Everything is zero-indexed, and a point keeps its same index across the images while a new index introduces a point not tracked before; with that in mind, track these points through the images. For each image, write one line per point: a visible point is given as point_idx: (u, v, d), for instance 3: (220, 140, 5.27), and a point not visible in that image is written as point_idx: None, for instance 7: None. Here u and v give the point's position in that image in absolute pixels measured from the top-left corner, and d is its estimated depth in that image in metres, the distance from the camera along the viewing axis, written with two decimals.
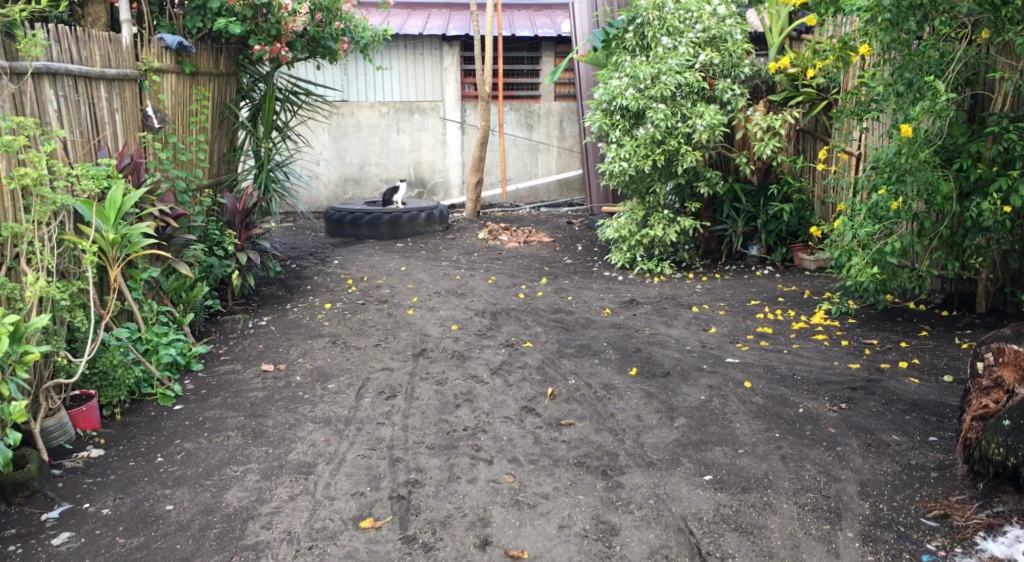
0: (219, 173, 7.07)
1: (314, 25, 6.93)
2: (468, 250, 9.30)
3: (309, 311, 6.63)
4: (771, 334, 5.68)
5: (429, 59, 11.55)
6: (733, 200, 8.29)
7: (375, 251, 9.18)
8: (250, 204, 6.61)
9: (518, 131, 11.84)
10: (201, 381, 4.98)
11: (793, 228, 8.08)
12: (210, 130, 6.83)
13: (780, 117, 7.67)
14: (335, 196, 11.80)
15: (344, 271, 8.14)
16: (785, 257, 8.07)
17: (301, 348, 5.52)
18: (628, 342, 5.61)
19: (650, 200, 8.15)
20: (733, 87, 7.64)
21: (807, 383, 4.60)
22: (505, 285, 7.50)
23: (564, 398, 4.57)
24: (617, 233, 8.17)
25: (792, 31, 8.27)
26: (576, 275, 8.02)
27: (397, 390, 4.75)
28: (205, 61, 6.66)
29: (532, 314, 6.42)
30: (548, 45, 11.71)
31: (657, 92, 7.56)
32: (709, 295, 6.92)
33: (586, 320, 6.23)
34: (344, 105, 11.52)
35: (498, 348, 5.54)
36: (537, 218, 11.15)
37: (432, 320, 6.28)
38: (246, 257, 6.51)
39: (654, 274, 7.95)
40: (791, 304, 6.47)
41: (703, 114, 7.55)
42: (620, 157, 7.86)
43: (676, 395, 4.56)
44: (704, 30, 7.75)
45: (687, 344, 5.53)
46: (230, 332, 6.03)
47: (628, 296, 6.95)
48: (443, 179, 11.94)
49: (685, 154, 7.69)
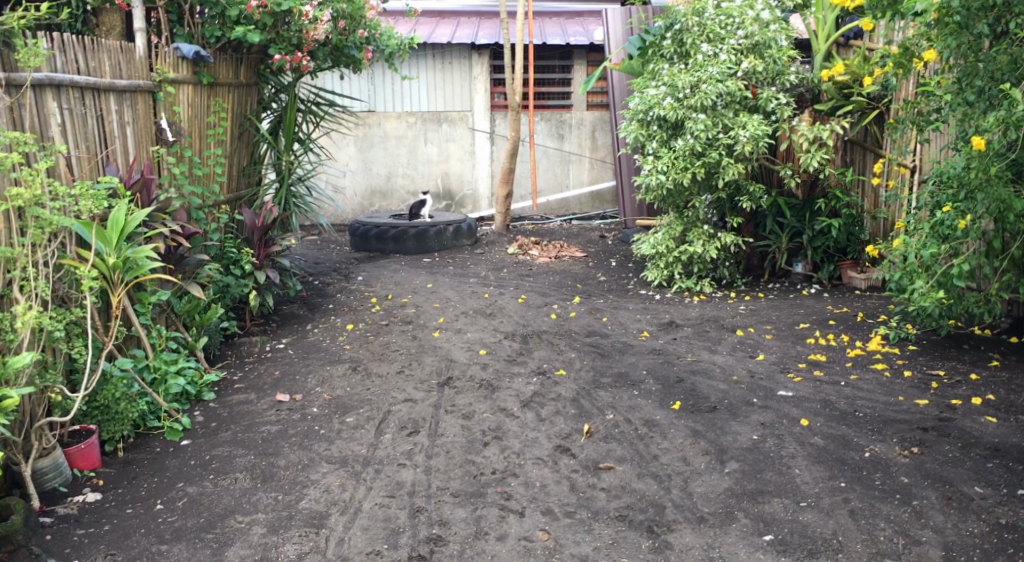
0: (238, 188, 6.77)
1: (337, 33, 6.62)
2: (497, 266, 8.94)
3: (330, 333, 6.30)
4: (825, 363, 5.26)
5: (457, 67, 11.22)
6: (776, 214, 7.85)
7: (401, 266, 8.86)
8: (270, 221, 6.30)
9: (549, 142, 11.48)
10: (212, 412, 4.65)
11: (842, 244, 7.63)
12: (229, 144, 6.53)
13: (828, 127, 7.24)
14: (360, 208, 11.51)
15: (368, 288, 7.82)
16: (833, 274, 7.66)
17: (320, 375, 5.19)
18: (669, 370, 5.21)
19: (689, 214, 7.73)
20: (778, 96, 7.23)
21: (871, 423, 4.17)
22: (536, 304, 7.13)
23: (601, 436, 4.18)
24: (654, 249, 7.80)
25: (840, 36, 7.82)
26: (611, 293, 7.63)
27: (420, 425, 4.38)
28: (224, 71, 6.36)
29: (565, 338, 6.04)
30: (580, 52, 11.35)
31: (697, 102, 7.18)
32: (754, 317, 6.49)
33: (623, 345, 5.84)
34: (370, 116, 11.27)
35: (529, 376, 5.16)
36: (569, 231, 10.77)
37: (459, 343, 5.92)
38: (264, 275, 6.19)
39: (694, 293, 7.55)
40: (843, 329, 6.03)
41: (746, 124, 7.15)
42: (657, 169, 7.47)
43: (725, 433, 4.15)
44: (746, 36, 7.34)
45: (734, 374, 5.11)
46: (247, 356, 5.72)
47: (667, 318, 6.54)
48: (472, 190, 11.58)
49: (727, 166, 7.26)
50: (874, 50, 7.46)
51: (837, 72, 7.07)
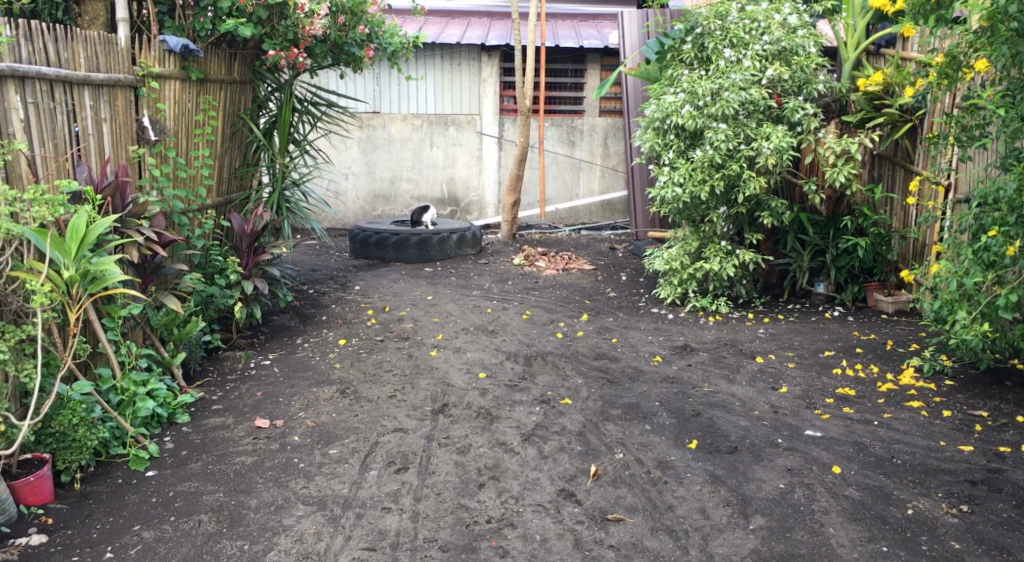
0: (227, 191, 6.37)
1: (336, 28, 6.23)
2: (501, 277, 8.54)
3: (321, 349, 5.91)
4: (854, 399, 4.83)
5: (466, 69, 10.84)
6: (798, 231, 7.45)
7: (402, 276, 8.47)
8: (260, 227, 5.90)
9: (559, 148, 11.06)
10: (183, 439, 4.23)
11: (867, 265, 7.21)
12: (219, 144, 6.14)
13: (856, 140, 6.84)
14: (363, 213, 11.12)
15: (365, 299, 7.42)
16: (856, 295, 7.27)
17: (305, 398, 4.79)
18: (684, 402, 4.78)
19: (705, 229, 7.30)
20: (805, 105, 6.81)
21: (912, 473, 3.75)
22: (541, 322, 6.72)
23: (610, 479, 3.76)
24: (667, 265, 7.34)
25: (870, 44, 7.41)
26: (621, 311, 7.21)
27: (409, 461, 3.97)
28: (215, 67, 5.98)
29: (571, 360, 5.64)
30: (594, 56, 10.95)
31: (718, 110, 6.76)
32: (774, 343, 6.07)
33: (634, 371, 5.42)
34: (375, 117, 10.88)
35: (532, 405, 4.75)
36: (578, 242, 10.37)
37: (459, 364, 5.52)
38: (251, 286, 5.79)
39: (709, 312, 7.13)
40: (872, 358, 5.61)
41: (771, 136, 6.73)
42: (673, 181, 7.04)
43: (748, 481, 3.72)
44: (772, 41, 6.91)
45: (755, 408, 4.68)
46: (229, 373, 5.31)
47: (682, 341, 6.12)
48: (478, 197, 11.18)
49: (747, 180, 6.85)
50: (907, 59, 7.04)
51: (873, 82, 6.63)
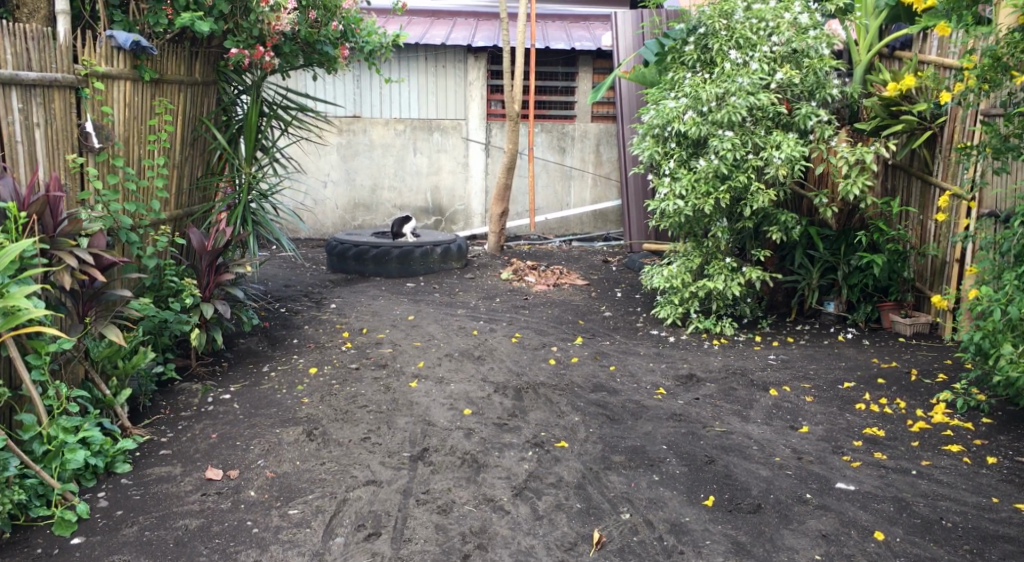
0: (186, 203, 5.76)
1: (306, 25, 5.68)
2: (489, 294, 7.99)
3: (289, 379, 5.33)
4: (884, 441, 4.31)
5: (452, 71, 10.29)
6: (806, 246, 6.96)
7: (382, 292, 7.91)
8: (223, 244, 5.38)
9: (549, 155, 10.54)
10: (121, 495, 3.67)
11: (881, 283, 6.72)
12: (178, 151, 5.57)
13: (871, 149, 6.36)
14: (342, 222, 10.56)
15: (340, 319, 6.85)
16: (870, 315, 6.80)
17: (266, 440, 4.22)
18: (694, 446, 4.24)
19: (708, 243, 6.78)
20: (818, 111, 6.32)
21: (967, 540, 3.25)
22: (532, 346, 6.17)
23: (616, 549, 3.25)
24: (668, 283, 6.79)
25: (883, 47, 6.93)
26: (618, 333, 6.68)
27: (384, 523, 3.43)
28: (173, 67, 5.40)
29: (566, 393, 5.10)
30: (586, 59, 10.43)
31: (724, 117, 6.25)
32: (787, 372, 5.54)
33: (636, 406, 4.89)
34: (356, 122, 10.34)
35: (524, 449, 4.20)
36: (569, 254, 9.84)
37: (441, 399, 4.96)
38: (211, 308, 5.20)
39: (712, 334, 6.59)
40: (897, 391, 5.09)
41: (781, 144, 6.23)
42: (675, 193, 6.52)
43: (777, 551, 3.21)
44: (781, 42, 6.43)
45: (776, 453, 4.15)
46: (182, 410, 4.73)
47: (686, 370, 5.59)
48: (464, 206, 10.63)
49: (756, 192, 6.34)
50: (924, 63, 6.56)
51: (901, 87, 6.11)
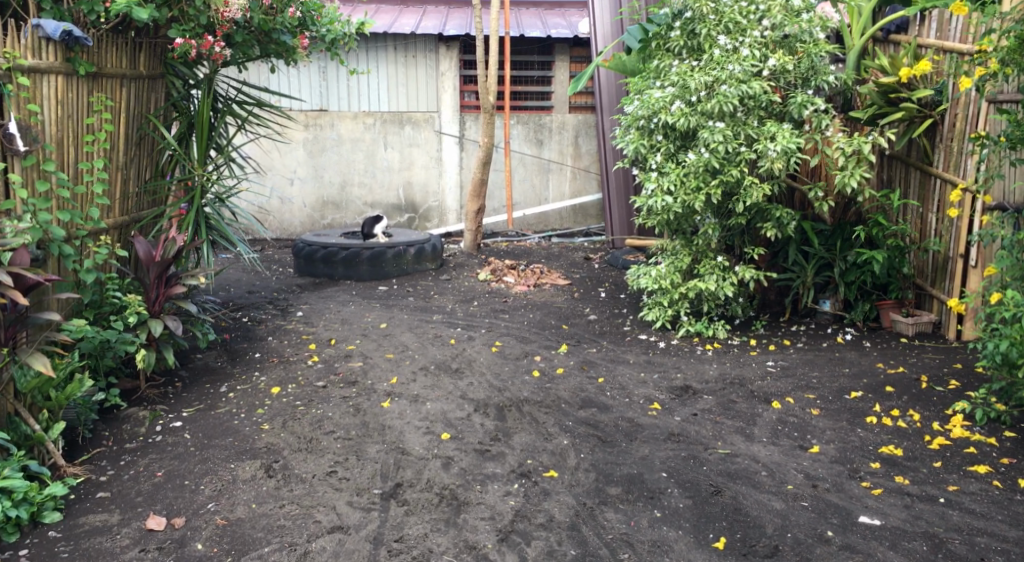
0: (132, 209, 5.27)
1: (259, 11, 5.15)
2: (466, 297, 7.54)
3: (249, 401, 4.85)
4: (903, 463, 3.93)
5: (422, 61, 9.81)
6: (800, 241, 6.58)
7: (352, 297, 7.44)
8: (172, 253, 4.91)
9: (526, 148, 10.09)
10: (50, 552, 3.21)
11: (881, 280, 6.35)
12: (120, 151, 5.07)
13: (869, 139, 6.00)
14: (311, 222, 10.06)
15: (307, 329, 6.37)
16: (868, 314, 6.43)
17: (219, 478, 3.77)
18: (697, 473, 3.84)
19: (698, 242, 6.38)
20: (814, 100, 5.92)
21: None
22: (514, 356, 5.75)
23: None
24: (656, 284, 6.37)
25: (877, 30, 6.54)
26: (604, 338, 6.27)
27: None
28: (110, 59, 4.91)
29: (552, 411, 4.68)
30: (563, 47, 9.99)
31: (714, 107, 5.84)
32: (789, 380, 5.15)
33: (630, 425, 4.48)
34: (322, 115, 9.82)
35: (508, 481, 3.78)
36: (549, 251, 9.42)
37: (416, 421, 4.52)
38: (160, 325, 4.71)
39: (705, 337, 6.19)
40: (908, 401, 4.73)
41: (776, 135, 5.83)
42: (663, 189, 6.09)
43: None
44: (773, 26, 6.03)
45: (788, 480, 3.75)
46: (127, 442, 4.25)
47: (680, 381, 5.19)
48: (438, 202, 10.16)
49: (749, 187, 5.95)
50: (922, 47, 6.19)
51: (917, 71, 5.71)
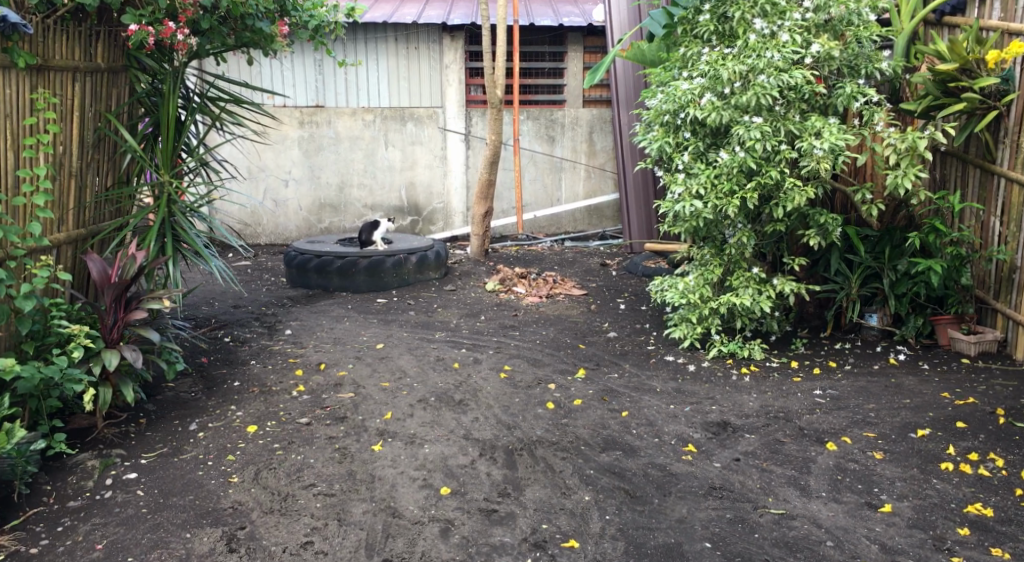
0: (90, 221, 4.67)
1: None
2: (472, 311, 6.87)
3: (220, 444, 4.20)
4: (997, 529, 3.26)
5: (425, 54, 9.17)
6: (844, 250, 5.90)
7: (347, 312, 6.78)
8: (133, 271, 4.31)
9: (537, 146, 9.43)
10: None
11: (936, 293, 5.65)
12: (72, 153, 4.45)
13: (924, 134, 5.29)
14: (307, 226, 9.41)
15: (295, 351, 5.71)
16: (921, 330, 5.74)
17: (171, 553, 3.19)
18: (747, 543, 3.20)
19: (730, 251, 5.69)
20: (864, 91, 5.22)
21: None
22: (525, 384, 5.07)
23: None
24: (683, 298, 5.68)
25: (930, 13, 5.81)
26: (626, 360, 5.60)
27: None
28: (59, 49, 4.28)
29: (570, 456, 4.01)
30: (576, 37, 9.29)
31: (751, 100, 5.15)
32: (842, 415, 4.46)
33: (662, 474, 3.82)
34: (318, 111, 9.18)
35: (519, 557, 3.16)
36: (563, 256, 8.74)
37: (412, 471, 3.86)
38: (116, 356, 4.09)
39: (739, 359, 5.51)
40: (988, 442, 4.04)
41: (822, 131, 5.15)
42: (691, 193, 5.42)
43: None
44: (817, 8, 5.32)
45: (859, 556, 3.10)
46: (71, 500, 3.61)
47: (716, 416, 4.51)
48: (443, 204, 9.49)
49: (790, 190, 5.26)
50: (984, 30, 5.47)
51: (1006, 54, 5.05)
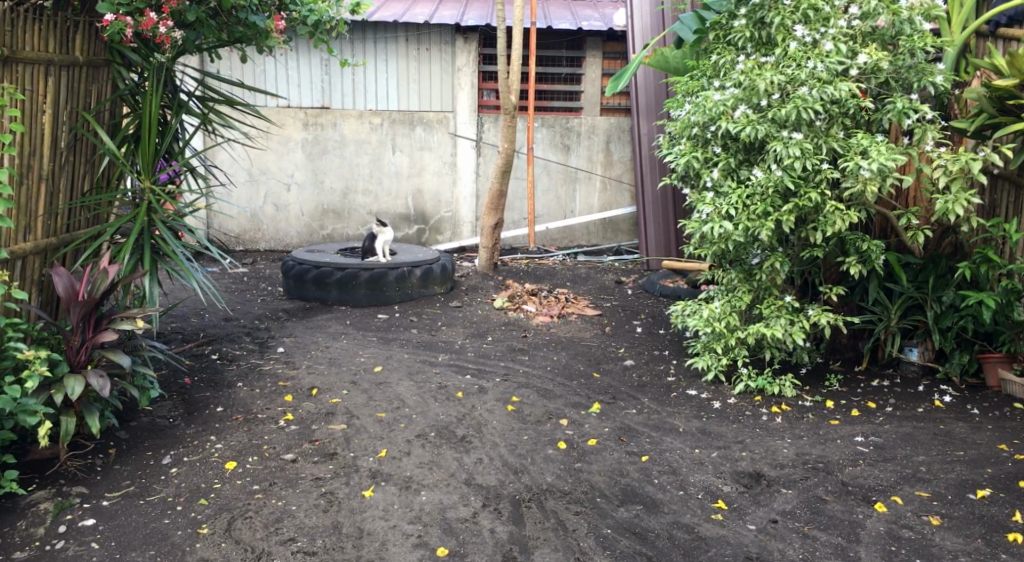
0: (63, 229, 4.26)
1: None
2: (478, 330, 6.42)
3: (193, 483, 3.75)
4: None
5: (437, 55, 8.74)
6: (883, 277, 5.41)
7: (345, 328, 6.34)
8: (106, 286, 3.90)
9: (551, 154, 8.99)
10: None
11: (986, 329, 5.14)
12: (43, 155, 4.03)
13: (978, 156, 4.82)
14: (309, 232, 8.98)
15: (286, 372, 5.26)
16: (966, 368, 5.25)
17: None
18: None
19: (760, 277, 5.22)
20: (916, 107, 4.75)
21: None
22: (534, 418, 4.62)
23: None
24: (707, 326, 5.21)
25: (983, 24, 5.34)
26: (645, 393, 5.13)
27: None
28: (30, 39, 3.87)
29: (584, 511, 3.56)
30: (595, 42, 8.86)
31: (790, 114, 4.68)
32: (889, 468, 3.99)
33: (689, 537, 3.37)
34: (323, 113, 8.76)
35: None
36: (576, 272, 8.28)
37: (406, 525, 3.41)
38: (80, 384, 3.65)
39: (768, 395, 5.03)
40: None
41: (869, 150, 4.67)
42: (721, 213, 4.95)
43: None
44: (863, 14, 4.87)
45: None
46: (15, 552, 3.17)
47: (748, 465, 4.04)
48: (451, 213, 9.05)
49: (830, 213, 4.79)
50: None
51: None
